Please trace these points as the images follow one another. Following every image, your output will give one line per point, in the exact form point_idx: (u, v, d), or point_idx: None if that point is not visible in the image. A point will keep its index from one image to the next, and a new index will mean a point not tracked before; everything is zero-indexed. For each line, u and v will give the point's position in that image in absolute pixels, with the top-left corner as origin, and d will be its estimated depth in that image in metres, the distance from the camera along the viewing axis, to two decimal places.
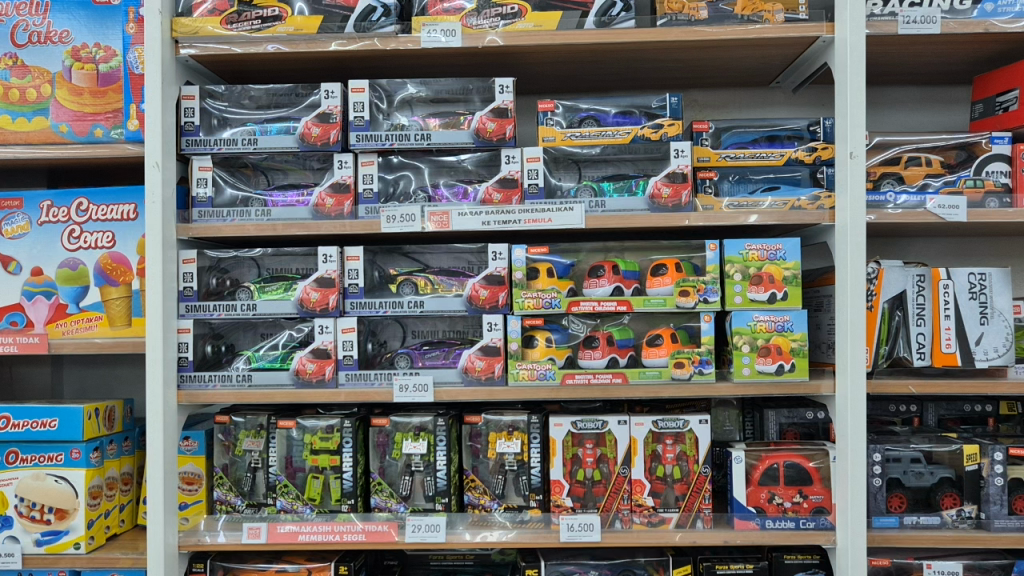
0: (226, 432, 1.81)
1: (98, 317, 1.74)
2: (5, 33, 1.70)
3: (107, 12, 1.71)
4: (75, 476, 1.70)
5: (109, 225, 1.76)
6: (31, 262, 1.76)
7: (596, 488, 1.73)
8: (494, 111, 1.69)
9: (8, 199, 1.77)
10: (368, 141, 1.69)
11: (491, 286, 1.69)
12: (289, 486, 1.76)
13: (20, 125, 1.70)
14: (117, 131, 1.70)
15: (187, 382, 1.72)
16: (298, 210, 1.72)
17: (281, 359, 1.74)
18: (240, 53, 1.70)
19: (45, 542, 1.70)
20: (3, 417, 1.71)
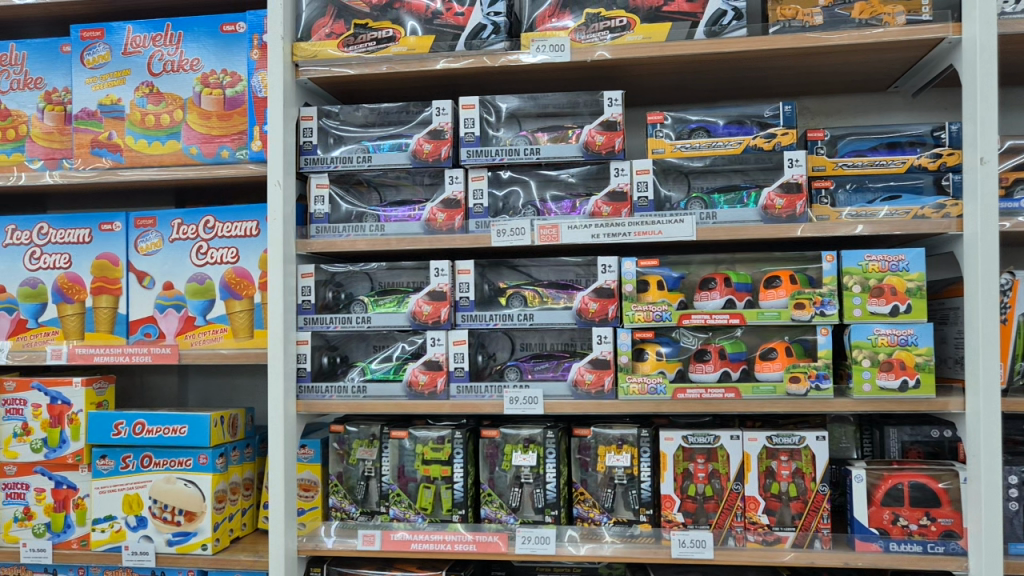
0: (341, 441, 1.87)
1: (223, 329, 1.83)
2: (142, 63, 1.81)
3: (233, 39, 1.80)
4: (202, 480, 1.79)
5: (234, 241, 1.84)
6: (163, 276, 1.86)
7: (708, 504, 1.70)
8: (602, 124, 1.70)
9: (143, 218, 1.88)
10: (478, 157, 1.73)
11: (601, 299, 1.70)
12: (402, 494, 1.81)
13: (155, 149, 1.81)
14: (242, 152, 1.79)
15: (306, 393, 1.78)
16: (411, 224, 1.76)
17: (394, 371, 1.78)
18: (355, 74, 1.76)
19: (176, 542, 1.79)
20: (137, 423, 1.81)
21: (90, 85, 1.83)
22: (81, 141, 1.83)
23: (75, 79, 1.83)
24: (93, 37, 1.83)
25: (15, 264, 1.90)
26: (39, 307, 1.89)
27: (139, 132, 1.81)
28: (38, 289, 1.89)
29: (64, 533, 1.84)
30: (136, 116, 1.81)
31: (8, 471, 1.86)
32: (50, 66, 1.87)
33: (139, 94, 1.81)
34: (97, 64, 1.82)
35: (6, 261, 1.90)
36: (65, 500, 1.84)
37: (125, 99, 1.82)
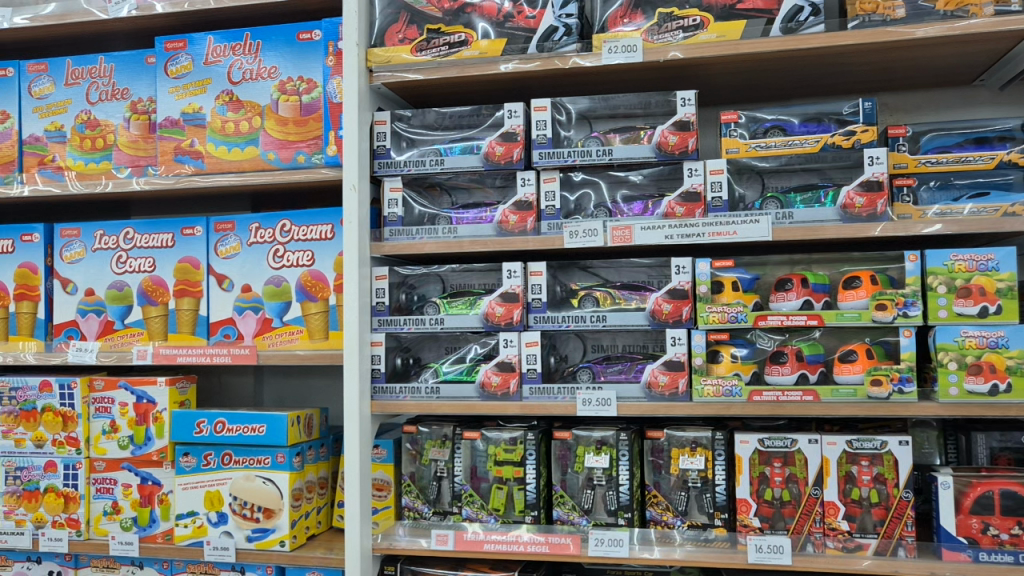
0: (414, 441, 1.89)
1: (299, 330, 1.86)
2: (222, 72, 1.87)
3: (309, 47, 1.84)
4: (281, 478, 1.83)
5: (309, 244, 1.87)
6: (242, 279, 1.91)
7: (785, 509, 1.67)
8: (676, 124, 1.69)
9: (222, 222, 1.93)
10: (551, 158, 1.75)
11: (675, 300, 1.70)
12: (474, 495, 1.82)
13: (234, 155, 1.86)
14: (318, 157, 1.83)
15: (380, 394, 1.81)
16: (483, 227, 1.78)
17: (467, 372, 1.80)
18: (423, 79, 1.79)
19: (255, 538, 1.84)
20: (218, 421, 1.86)
21: (174, 94, 1.89)
22: (165, 149, 1.89)
23: (159, 89, 1.90)
24: (176, 48, 1.89)
25: (102, 268, 1.97)
26: (126, 308, 1.96)
27: (220, 139, 1.86)
28: (124, 292, 1.96)
29: (149, 527, 1.90)
30: (216, 124, 1.87)
31: (97, 466, 1.93)
32: (136, 77, 1.94)
33: (220, 102, 1.87)
34: (180, 74, 1.88)
35: (94, 265, 1.98)
36: (150, 496, 1.91)
37: (207, 107, 1.87)
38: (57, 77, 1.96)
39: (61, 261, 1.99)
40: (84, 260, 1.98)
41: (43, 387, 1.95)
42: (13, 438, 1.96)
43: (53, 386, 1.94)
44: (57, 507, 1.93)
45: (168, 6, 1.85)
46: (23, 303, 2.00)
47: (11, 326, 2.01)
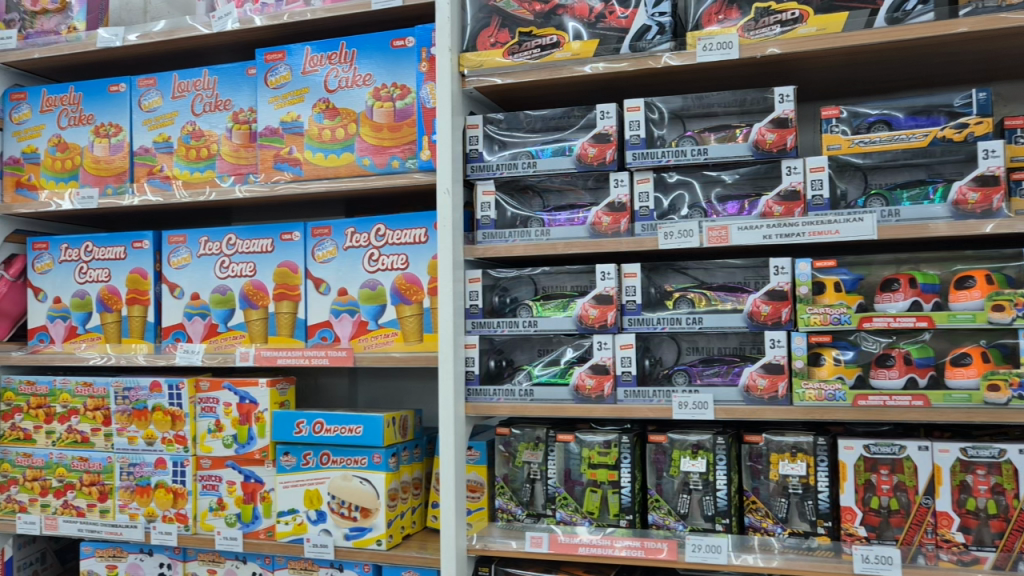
0: (507, 443, 1.89)
1: (394, 333, 1.89)
2: (319, 81, 1.92)
3: (403, 54, 1.87)
4: (377, 478, 1.86)
5: (404, 248, 1.90)
6: (338, 283, 1.94)
7: (893, 518, 1.61)
8: (774, 122, 1.65)
9: (318, 227, 1.96)
10: (644, 159, 1.74)
11: (773, 301, 1.66)
12: (568, 498, 1.81)
13: (331, 161, 1.91)
14: (412, 161, 1.86)
15: (474, 395, 1.84)
16: (576, 228, 1.78)
17: (561, 374, 1.80)
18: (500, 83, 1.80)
19: (353, 536, 1.88)
20: (317, 422, 1.90)
21: (273, 104, 1.95)
22: (265, 158, 1.95)
23: (260, 99, 1.96)
24: (275, 59, 1.95)
25: (207, 273, 2.05)
26: (228, 312, 2.02)
27: (317, 146, 1.91)
28: (227, 296, 2.03)
29: (252, 523, 1.97)
30: (313, 131, 1.92)
31: (203, 464, 2.01)
32: (237, 88, 2.01)
33: (317, 110, 1.92)
34: (280, 84, 1.94)
35: (199, 270, 2.06)
36: (252, 493, 1.97)
37: (304, 116, 1.92)
38: (165, 90, 2.05)
39: (168, 267, 2.08)
40: (190, 265, 2.06)
41: (153, 387, 2.03)
42: (126, 436, 2.06)
43: (162, 386, 2.03)
44: (167, 502, 2.01)
45: (267, 20, 1.92)
46: (134, 307, 2.10)
47: (123, 329, 2.11)
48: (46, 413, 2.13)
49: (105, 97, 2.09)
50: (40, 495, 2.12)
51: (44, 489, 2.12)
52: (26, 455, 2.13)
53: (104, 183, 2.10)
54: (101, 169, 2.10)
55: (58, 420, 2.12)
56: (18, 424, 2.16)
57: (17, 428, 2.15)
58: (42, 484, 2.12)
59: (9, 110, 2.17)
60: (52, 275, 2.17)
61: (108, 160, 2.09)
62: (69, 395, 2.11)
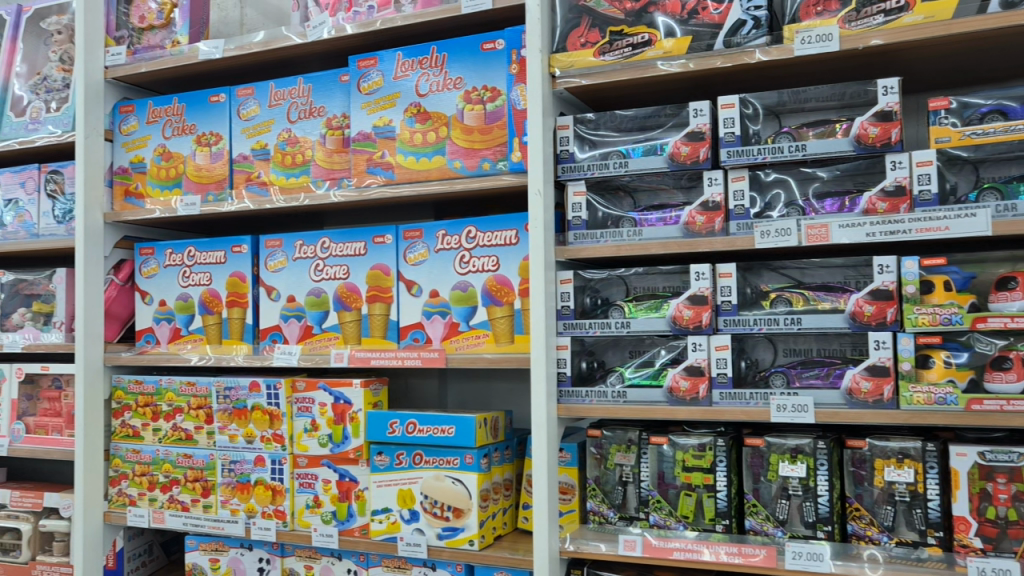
0: (599, 445, 1.88)
1: (485, 334, 1.91)
2: (410, 86, 1.95)
3: (493, 56, 1.88)
4: (469, 479, 1.87)
5: (495, 249, 1.90)
6: (430, 285, 1.96)
7: (1011, 530, 1.52)
8: (876, 115, 1.60)
9: (410, 230, 1.99)
10: (739, 157, 1.70)
11: (878, 301, 1.59)
12: (662, 501, 1.79)
13: (423, 164, 1.93)
14: (503, 163, 1.87)
15: (566, 397, 1.83)
16: (669, 228, 1.76)
17: (654, 376, 1.79)
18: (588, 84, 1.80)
19: (445, 536, 1.89)
20: (409, 422, 1.92)
21: (366, 110, 1.99)
22: (359, 162, 2.00)
23: (353, 105, 2.00)
24: (368, 66, 1.99)
25: (302, 276, 2.10)
26: (323, 314, 2.07)
27: (409, 150, 1.94)
28: (322, 298, 2.07)
29: (347, 521, 2.00)
30: (405, 135, 1.95)
31: (300, 462, 2.06)
32: (330, 95, 2.05)
33: (408, 115, 1.94)
34: (372, 90, 1.98)
35: (295, 273, 2.11)
36: (347, 492, 2.01)
37: (396, 120, 1.96)
38: (262, 99, 2.12)
39: (266, 270, 2.14)
40: (286, 268, 2.12)
41: (252, 387, 2.10)
42: (227, 434, 2.13)
43: (261, 386, 2.09)
44: (266, 498, 2.07)
45: (359, 27, 1.97)
46: (233, 309, 2.17)
47: (223, 330, 2.18)
48: (153, 411, 2.23)
49: (206, 107, 2.17)
50: (148, 490, 2.21)
51: (152, 484, 2.21)
52: (135, 451, 2.23)
53: (205, 191, 2.17)
54: (203, 177, 2.18)
55: (164, 418, 2.21)
56: (127, 421, 2.26)
57: (126, 425, 2.26)
58: (150, 479, 2.21)
59: (118, 122, 2.28)
60: (157, 278, 2.26)
61: (209, 167, 2.17)
62: (174, 394, 2.20)
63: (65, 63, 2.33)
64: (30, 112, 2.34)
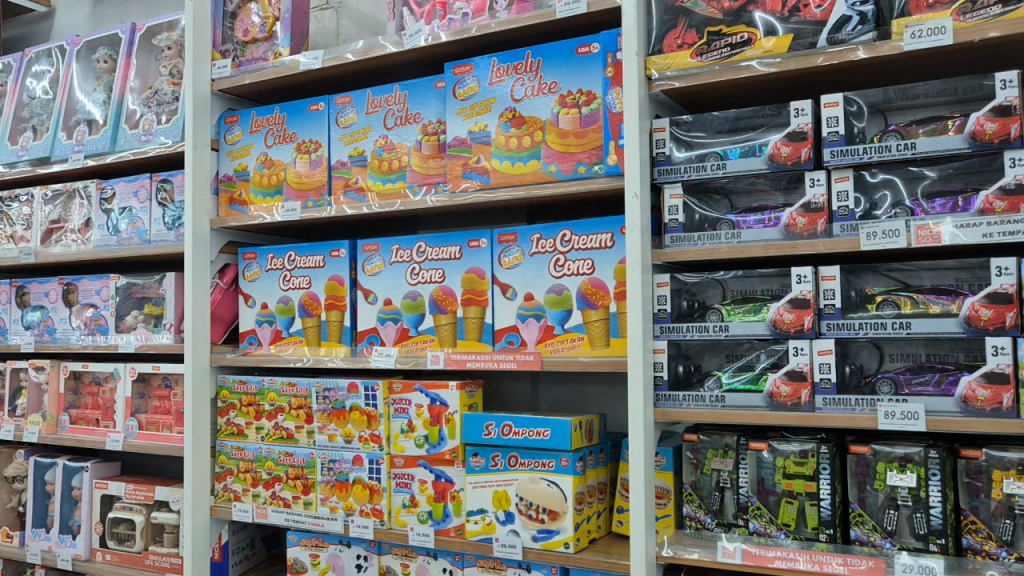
0: (696, 450, 1.86)
1: (580, 338, 1.91)
2: (505, 92, 1.96)
3: (588, 60, 1.88)
4: (564, 482, 1.88)
5: (590, 253, 1.91)
6: (524, 288, 1.98)
7: None
8: (994, 110, 1.53)
9: (505, 234, 2.01)
10: (844, 156, 1.65)
11: (995, 305, 1.53)
12: (762, 508, 1.75)
13: (518, 168, 1.95)
14: (598, 166, 1.87)
15: (663, 400, 1.83)
16: (770, 230, 1.73)
17: (754, 380, 1.76)
18: (680, 86, 1.80)
19: (540, 538, 1.90)
20: (505, 425, 1.93)
21: (461, 116, 2.01)
22: (454, 167, 2.03)
23: (448, 112, 2.03)
24: (464, 72, 2.01)
25: (399, 279, 2.14)
26: (419, 317, 2.10)
27: (504, 154, 1.96)
28: (418, 301, 2.11)
29: (443, 521, 2.03)
30: (501, 140, 1.97)
31: (396, 462, 2.09)
32: (427, 101, 2.09)
33: (504, 120, 1.96)
34: (468, 96, 2.01)
35: (392, 277, 2.15)
36: (443, 492, 2.04)
37: (492, 125, 1.98)
38: (360, 107, 2.17)
39: (363, 274, 2.19)
40: (383, 272, 2.16)
41: (351, 388, 2.15)
42: (326, 433, 2.19)
43: (360, 387, 2.14)
44: (364, 497, 2.12)
45: (454, 34, 2.00)
46: (332, 312, 2.22)
47: (322, 333, 2.24)
48: (256, 410, 2.30)
49: (306, 115, 2.24)
50: (252, 486, 2.30)
51: (255, 480, 2.29)
52: (239, 448, 2.32)
53: (305, 197, 2.24)
54: (302, 184, 2.24)
55: (266, 417, 2.29)
56: (232, 420, 2.35)
57: (231, 423, 2.34)
58: (254, 475, 2.30)
59: (223, 132, 2.37)
60: (260, 282, 2.35)
61: (309, 174, 2.24)
62: (276, 394, 2.27)
63: (174, 76, 2.45)
64: (142, 125, 2.46)
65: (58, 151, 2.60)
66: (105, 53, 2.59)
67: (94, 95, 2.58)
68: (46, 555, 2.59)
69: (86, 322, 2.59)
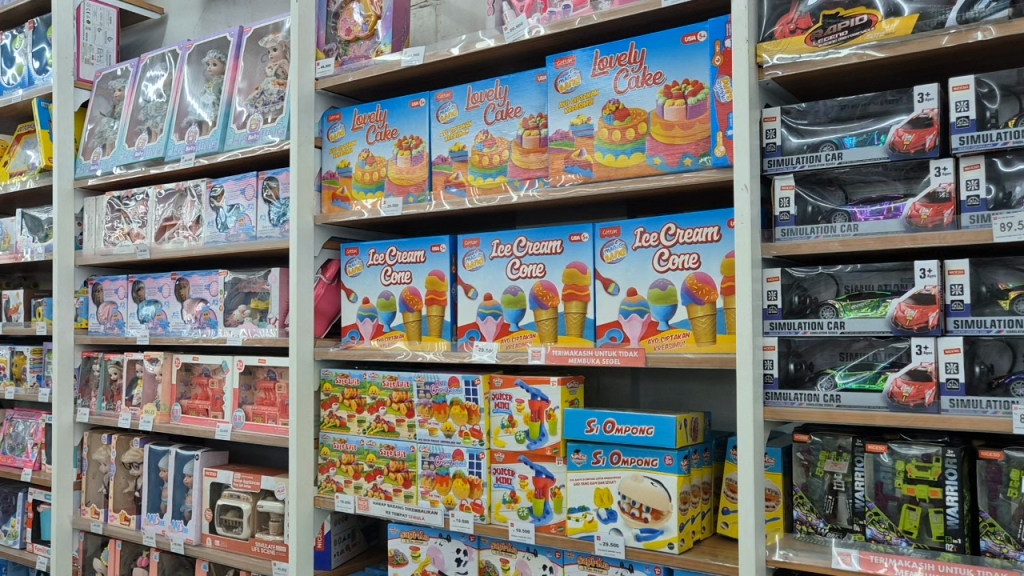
0: (807, 452, 1.78)
1: (686, 334, 1.87)
2: (609, 84, 1.93)
3: (695, 49, 1.83)
4: (669, 481, 1.83)
5: (696, 247, 1.86)
6: (628, 283, 1.94)
7: None
8: None
9: (607, 228, 1.98)
10: (974, 143, 1.55)
11: None
12: (880, 514, 1.67)
13: (621, 161, 1.92)
14: (705, 158, 1.82)
15: (773, 400, 1.76)
16: (889, 222, 1.65)
17: (872, 380, 1.67)
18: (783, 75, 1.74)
19: (644, 538, 1.86)
20: (607, 421, 1.91)
21: (563, 109, 1.99)
22: (556, 161, 2.01)
23: (550, 105, 2.02)
24: (565, 65, 1.99)
25: (499, 274, 2.13)
26: (519, 312, 2.09)
27: (608, 147, 1.94)
28: (518, 296, 2.09)
29: (544, 517, 2.01)
30: (604, 133, 1.94)
31: (497, 457, 2.09)
32: (527, 95, 2.07)
33: (607, 112, 1.94)
34: (570, 88, 1.98)
35: (492, 272, 2.14)
36: (544, 488, 2.02)
37: (594, 118, 1.95)
38: (461, 102, 2.17)
39: (464, 269, 2.19)
40: (483, 267, 2.16)
41: (452, 382, 2.16)
42: (427, 427, 2.20)
43: (460, 382, 2.15)
44: (465, 492, 2.13)
45: (555, 27, 1.98)
46: (432, 307, 2.24)
47: (423, 328, 2.26)
48: (358, 403, 2.34)
49: (407, 111, 2.26)
50: (354, 478, 2.33)
51: (357, 472, 2.33)
52: (341, 441, 2.36)
53: (406, 193, 2.26)
54: (404, 179, 2.26)
55: (368, 410, 2.32)
56: (335, 412, 2.39)
57: (333, 416, 2.39)
58: (355, 467, 2.33)
59: (326, 129, 2.42)
60: (361, 277, 2.38)
61: (410, 170, 2.26)
62: (378, 387, 2.30)
63: (279, 77, 2.52)
64: (249, 124, 2.53)
65: (171, 151, 2.71)
66: (214, 56, 2.68)
67: (205, 97, 2.68)
68: (160, 539, 2.71)
69: (196, 316, 2.69)
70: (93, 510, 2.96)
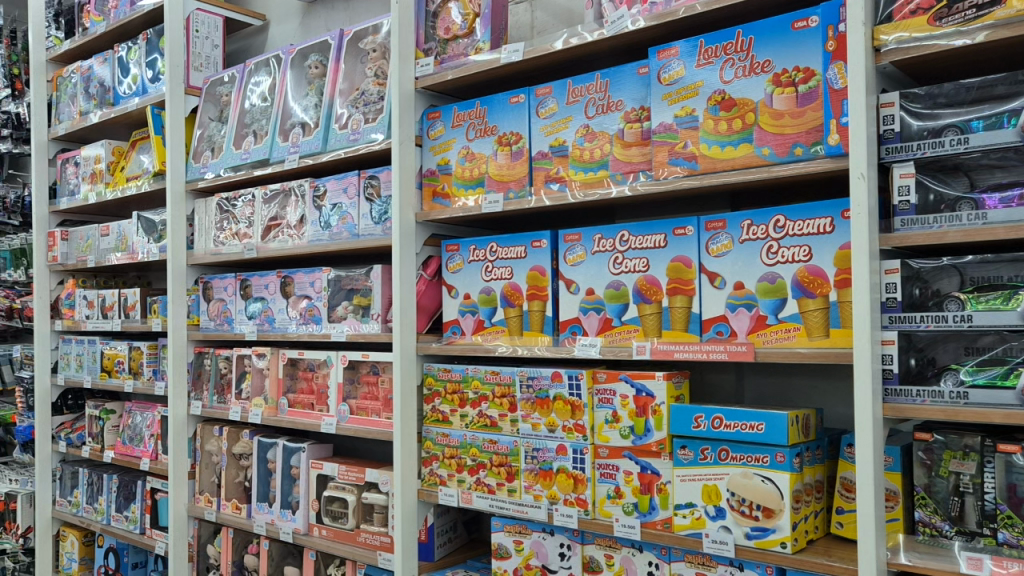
0: (929, 451, 1.70)
1: (797, 328, 1.82)
2: (714, 74, 1.90)
3: (806, 35, 1.77)
4: (781, 479, 1.79)
5: (807, 239, 1.80)
6: (734, 276, 1.90)
7: None
8: None
9: (713, 221, 1.94)
10: None
11: None
12: (1013, 517, 1.60)
13: (728, 153, 1.88)
14: (817, 147, 1.76)
15: (893, 396, 1.70)
16: (1021, 210, 1.56)
17: (1004, 376, 1.59)
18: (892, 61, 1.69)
19: (754, 536, 1.83)
20: (716, 417, 1.88)
21: (667, 101, 1.97)
22: (660, 154, 1.98)
23: (653, 97, 1.99)
24: (668, 56, 1.96)
25: (601, 269, 2.12)
26: (623, 307, 2.08)
27: (713, 139, 1.90)
28: (621, 291, 2.08)
29: (650, 514, 2.00)
30: (709, 124, 1.91)
31: (601, 452, 2.08)
32: (628, 88, 2.06)
33: (712, 103, 1.90)
34: (673, 80, 1.96)
35: (595, 266, 2.13)
36: (649, 484, 2.00)
37: (699, 109, 1.92)
38: (560, 97, 2.16)
39: (565, 264, 2.19)
40: (585, 262, 2.15)
41: (554, 377, 2.16)
42: (530, 422, 2.21)
43: (563, 376, 2.15)
44: (568, 486, 2.13)
45: (658, 18, 1.96)
46: (534, 302, 2.24)
47: (524, 323, 2.27)
48: (460, 398, 2.37)
49: (506, 107, 2.27)
50: (457, 472, 2.37)
51: (460, 466, 2.36)
52: (444, 435, 2.39)
53: (506, 188, 2.27)
54: (503, 175, 2.28)
55: (471, 405, 2.34)
56: (437, 407, 2.42)
57: (436, 410, 2.42)
58: (458, 461, 2.36)
59: (426, 128, 2.46)
60: (462, 274, 2.41)
61: (509, 166, 2.27)
62: (480, 382, 2.32)
63: (379, 77, 2.56)
64: (350, 125, 2.59)
65: (276, 152, 2.80)
66: (316, 59, 2.76)
67: (307, 99, 2.75)
68: (270, 527, 2.81)
69: (301, 313, 2.77)
70: (206, 498, 3.09)
